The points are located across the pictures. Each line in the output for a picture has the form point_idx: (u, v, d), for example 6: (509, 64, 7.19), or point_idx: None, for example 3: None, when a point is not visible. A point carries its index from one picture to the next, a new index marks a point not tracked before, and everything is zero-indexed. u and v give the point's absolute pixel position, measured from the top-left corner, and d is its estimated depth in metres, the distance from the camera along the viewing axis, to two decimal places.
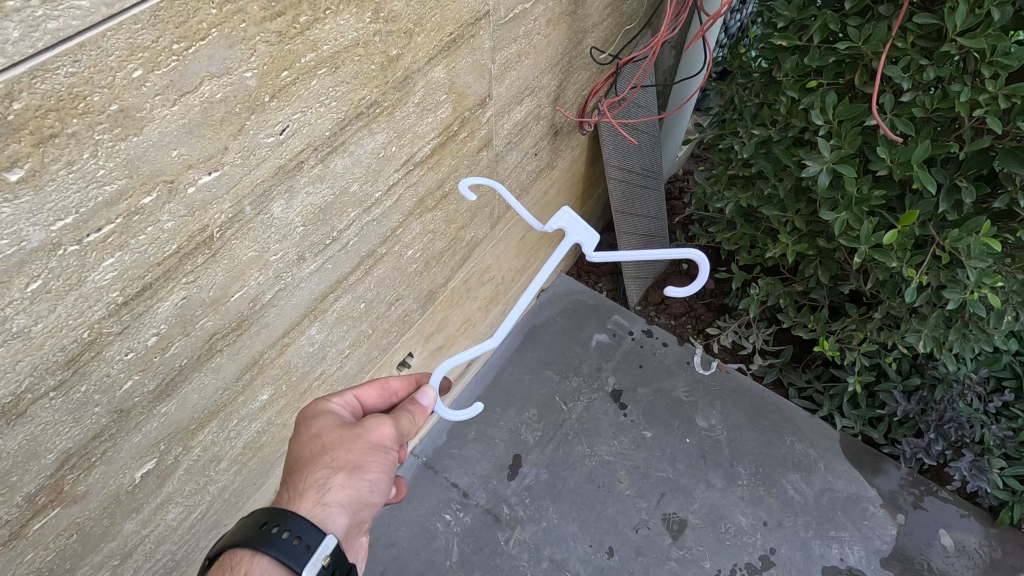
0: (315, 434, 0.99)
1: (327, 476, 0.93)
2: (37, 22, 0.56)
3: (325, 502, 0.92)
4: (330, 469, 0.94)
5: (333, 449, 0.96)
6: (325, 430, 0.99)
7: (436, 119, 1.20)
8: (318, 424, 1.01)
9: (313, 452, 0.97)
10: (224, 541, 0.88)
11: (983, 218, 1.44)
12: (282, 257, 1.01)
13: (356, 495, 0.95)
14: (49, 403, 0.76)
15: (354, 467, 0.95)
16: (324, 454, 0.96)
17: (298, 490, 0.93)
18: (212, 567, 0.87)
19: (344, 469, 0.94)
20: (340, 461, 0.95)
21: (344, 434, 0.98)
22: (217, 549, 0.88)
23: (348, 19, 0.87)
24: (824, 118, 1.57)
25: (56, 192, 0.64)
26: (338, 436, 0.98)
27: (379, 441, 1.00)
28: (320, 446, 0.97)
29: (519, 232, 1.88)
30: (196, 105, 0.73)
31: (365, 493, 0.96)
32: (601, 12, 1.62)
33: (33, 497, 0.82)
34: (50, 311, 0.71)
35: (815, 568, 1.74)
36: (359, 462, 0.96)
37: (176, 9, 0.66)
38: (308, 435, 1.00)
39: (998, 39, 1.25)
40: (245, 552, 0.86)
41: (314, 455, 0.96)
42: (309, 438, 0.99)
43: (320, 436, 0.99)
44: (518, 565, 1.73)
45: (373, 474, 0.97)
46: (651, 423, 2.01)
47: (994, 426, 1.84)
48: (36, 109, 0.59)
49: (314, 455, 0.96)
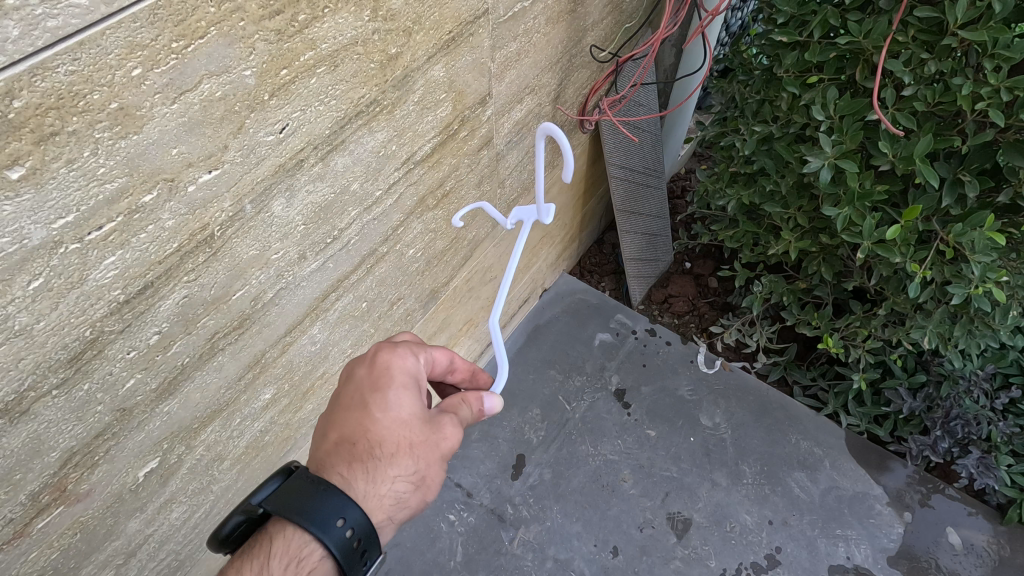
0: (403, 420, 0.96)
1: (402, 486, 0.94)
2: (37, 20, 0.56)
3: (391, 516, 0.94)
4: (408, 480, 0.94)
5: (414, 453, 0.95)
6: (413, 422, 0.96)
7: (436, 117, 1.21)
8: (405, 406, 0.97)
9: (398, 447, 0.94)
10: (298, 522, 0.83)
11: (987, 212, 1.44)
12: (284, 255, 1.01)
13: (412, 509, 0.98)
14: (52, 401, 0.77)
15: (423, 483, 0.97)
16: (408, 456, 0.94)
17: (375, 491, 0.92)
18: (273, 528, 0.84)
19: (416, 485, 0.96)
20: (419, 470, 0.96)
21: (427, 438, 0.97)
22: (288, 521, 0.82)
23: (347, 17, 0.87)
24: (825, 114, 1.57)
25: (57, 190, 0.65)
26: (423, 438, 0.96)
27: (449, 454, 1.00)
28: (405, 443, 0.95)
29: (520, 231, 1.89)
30: (196, 103, 0.74)
31: (418, 506, 1.00)
32: (601, 11, 1.62)
33: (37, 496, 0.82)
34: (52, 309, 0.71)
35: (822, 567, 1.73)
36: (429, 478, 0.98)
37: (174, 8, 0.66)
38: (393, 419, 0.96)
39: (999, 31, 1.25)
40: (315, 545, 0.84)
41: (398, 450, 0.94)
42: (396, 421, 0.95)
43: (407, 427, 0.96)
44: (522, 565, 1.72)
45: (434, 492, 1.00)
46: (655, 422, 2.00)
47: (1000, 423, 1.82)
48: (36, 107, 0.59)
49: (396, 452, 0.94)
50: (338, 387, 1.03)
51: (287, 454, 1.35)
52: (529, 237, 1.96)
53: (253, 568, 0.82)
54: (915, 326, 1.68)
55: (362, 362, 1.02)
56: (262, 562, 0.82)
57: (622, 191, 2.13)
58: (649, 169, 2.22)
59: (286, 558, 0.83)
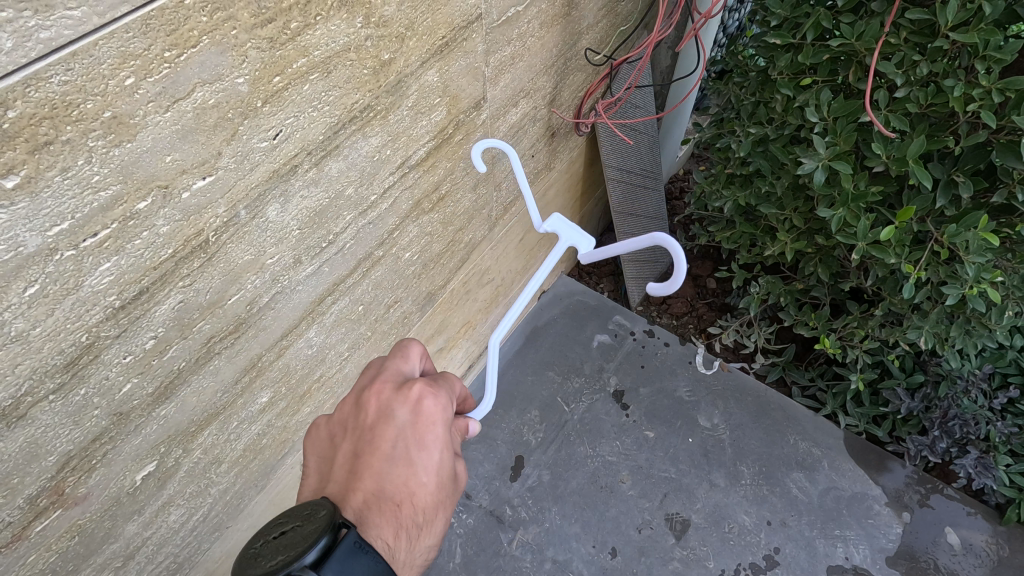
0: (440, 480, 0.94)
1: (430, 543, 0.95)
2: (30, 32, 0.57)
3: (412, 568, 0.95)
4: (435, 538, 0.96)
5: (443, 512, 0.96)
6: (447, 482, 0.95)
7: (430, 122, 1.22)
8: (442, 465, 0.94)
9: (435, 510, 0.93)
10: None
11: (982, 213, 1.44)
12: (279, 260, 1.02)
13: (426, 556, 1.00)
14: (49, 406, 0.78)
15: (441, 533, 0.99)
16: (440, 516, 0.95)
17: (411, 553, 0.91)
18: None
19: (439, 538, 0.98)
20: (444, 525, 0.97)
21: (453, 493, 0.97)
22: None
23: (340, 24, 0.88)
24: (819, 115, 1.57)
25: (52, 199, 0.66)
26: (451, 496, 0.96)
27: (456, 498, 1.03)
28: (440, 504, 0.94)
29: (518, 234, 1.89)
30: (189, 111, 0.75)
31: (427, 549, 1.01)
32: (596, 14, 1.63)
33: (34, 499, 0.83)
34: (48, 315, 0.72)
35: (820, 568, 1.73)
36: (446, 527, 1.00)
37: (167, 18, 0.67)
38: (432, 481, 0.93)
39: (990, 33, 1.25)
40: None
41: (435, 511, 0.93)
42: (434, 482, 0.93)
43: (444, 488, 0.94)
44: (521, 566, 1.73)
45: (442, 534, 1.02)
46: (654, 424, 2.00)
47: (999, 423, 1.83)
48: (30, 117, 0.60)
49: (431, 515, 0.93)
50: (370, 422, 0.95)
51: (285, 457, 1.36)
52: (526, 239, 1.97)
53: None
54: (912, 326, 1.68)
55: (402, 401, 0.94)
56: None
57: (620, 193, 2.14)
58: (646, 170, 2.22)
59: None
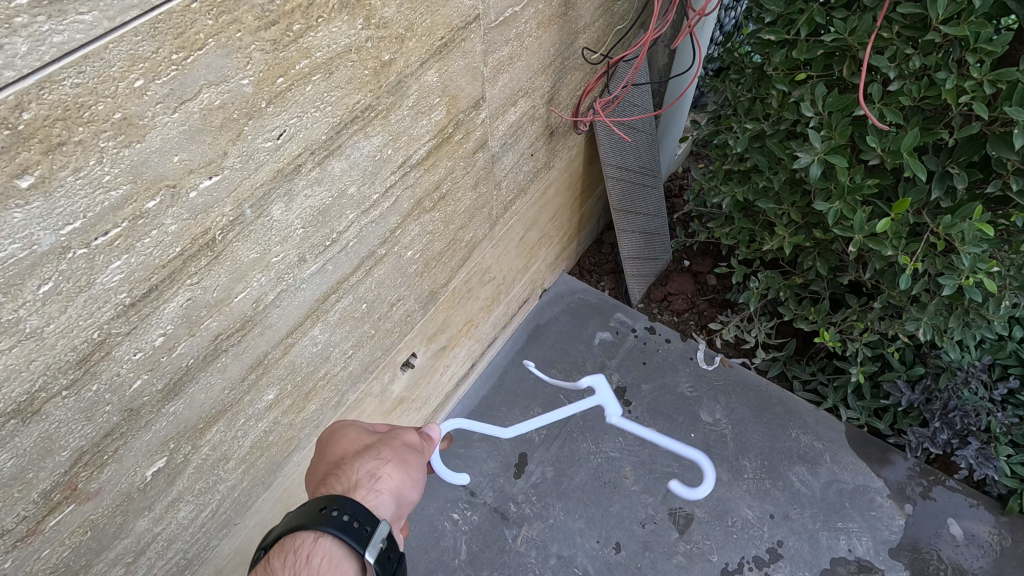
0: (356, 438, 1.17)
1: (377, 466, 1.08)
2: (43, 37, 0.59)
3: (378, 488, 1.04)
4: (379, 461, 1.09)
5: (377, 446, 1.13)
6: (364, 436, 1.17)
7: (430, 122, 1.23)
8: (355, 432, 1.18)
9: (359, 450, 1.13)
10: (288, 525, 0.93)
11: (977, 204, 1.46)
12: (284, 258, 1.04)
13: (402, 487, 1.08)
14: (62, 402, 0.80)
15: (400, 462, 1.10)
16: (371, 449, 1.12)
17: (352, 479, 1.05)
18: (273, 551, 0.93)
19: (392, 462, 1.09)
20: (386, 455, 1.11)
21: (382, 438, 1.15)
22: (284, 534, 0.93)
23: (341, 26, 0.90)
24: (814, 110, 1.59)
25: (65, 198, 0.68)
26: (378, 438, 1.15)
27: (413, 445, 1.16)
28: (366, 446, 1.13)
29: (518, 233, 1.91)
30: (196, 112, 0.77)
31: (409, 486, 1.09)
32: (592, 14, 1.65)
33: (48, 494, 0.85)
34: (61, 312, 0.74)
35: (824, 560, 1.74)
36: (404, 456, 1.12)
37: (174, 21, 0.69)
38: (347, 440, 1.16)
39: (980, 27, 1.27)
40: (309, 537, 0.92)
41: (361, 452, 1.12)
42: (351, 441, 1.16)
43: (363, 442, 1.15)
44: (526, 562, 1.74)
45: (417, 472, 1.12)
46: (656, 419, 2.02)
47: (999, 414, 1.84)
48: (44, 119, 0.62)
49: (359, 453, 1.12)
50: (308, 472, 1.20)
51: (292, 454, 1.37)
52: (527, 238, 1.99)
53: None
54: (910, 318, 1.69)
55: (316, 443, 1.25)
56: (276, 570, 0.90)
57: (619, 191, 2.16)
58: (645, 168, 2.24)
59: (289, 557, 0.91)
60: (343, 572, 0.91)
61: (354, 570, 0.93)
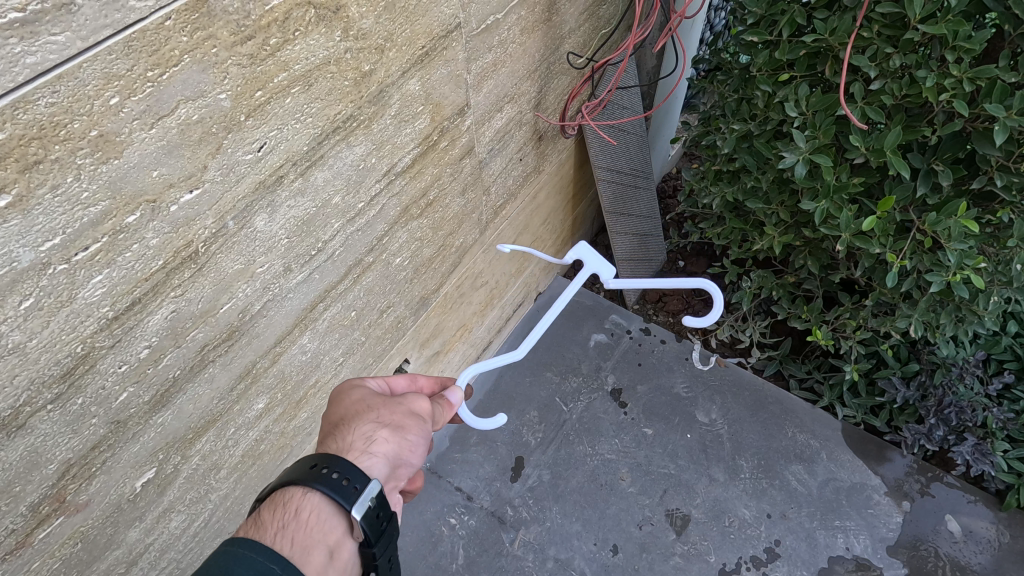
0: (360, 398, 1.11)
1: (373, 430, 1.04)
2: (16, 58, 0.60)
3: (371, 451, 1.02)
4: (376, 426, 1.05)
5: (378, 408, 1.08)
6: (368, 395, 1.11)
7: (414, 130, 1.24)
8: (360, 391, 1.13)
9: (359, 410, 1.08)
10: (280, 479, 0.94)
11: (961, 201, 1.46)
12: (269, 268, 1.05)
13: (397, 452, 1.05)
14: (48, 415, 0.81)
15: (397, 427, 1.06)
16: (370, 411, 1.07)
17: (347, 441, 1.02)
18: (264, 504, 0.93)
19: (389, 427, 1.05)
20: (386, 419, 1.06)
21: (384, 400, 1.10)
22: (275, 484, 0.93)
23: (319, 38, 0.91)
24: (799, 110, 1.60)
25: (43, 215, 0.69)
26: (380, 401, 1.10)
27: (417, 409, 1.11)
28: (364, 406, 1.08)
29: (511, 236, 1.92)
30: (173, 127, 0.78)
31: (405, 451, 1.06)
32: (577, 18, 1.66)
33: (37, 507, 0.86)
34: (44, 327, 0.75)
35: (821, 559, 1.74)
36: (400, 422, 1.07)
37: (148, 40, 0.70)
38: (349, 400, 1.11)
39: (957, 25, 1.27)
40: (299, 491, 0.93)
41: (358, 412, 1.07)
42: (353, 401, 1.11)
43: (364, 402, 1.10)
44: (523, 566, 1.75)
45: (416, 436, 1.08)
46: (652, 420, 2.02)
47: (995, 409, 1.83)
48: (19, 138, 0.63)
49: (357, 413, 1.08)
50: None
51: (285, 462, 1.39)
52: (519, 241, 2.00)
53: (258, 524, 0.89)
54: (901, 315, 1.70)
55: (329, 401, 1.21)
56: (263, 519, 0.90)
57: (611, 193, 2.17)
58: (637, 169, 2.25)
59: (276, 509, 0.91)
60: (330, 528, 0.91)
61: (343, 527, 0.93)
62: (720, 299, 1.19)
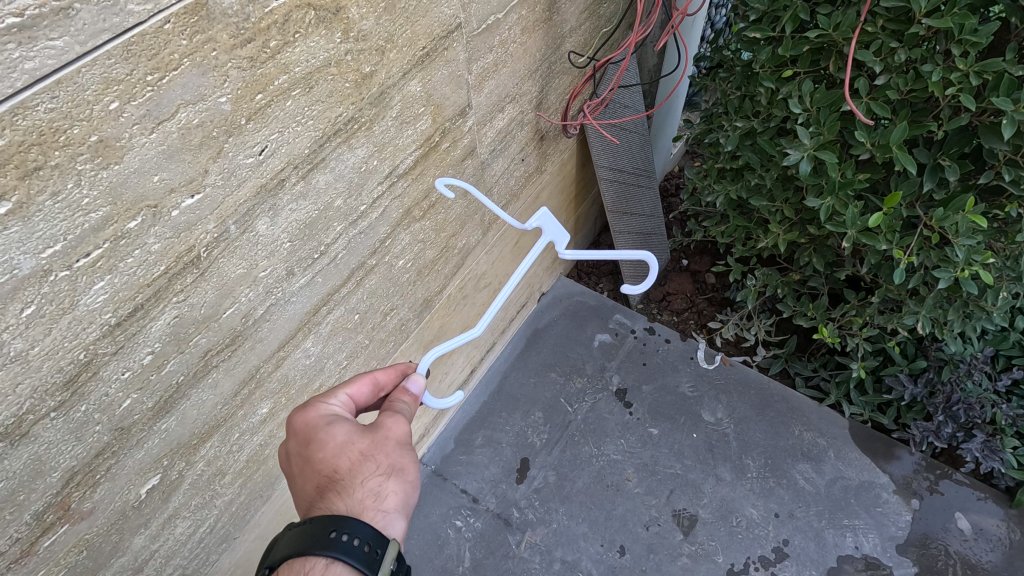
0: (345, 441, 1.02)
1: (381, 483, 0.99)
2: (14, 63, 0.60)
3: (385, 508, 0.98)
4: (380, 477, 1.00)
5: (372, 454, 1.01)
6: (354, 437, 1.02)
7: (415, 131, 1.24)
8: (340, 432, 1.03)
9: (353, 460, 1.00)
10: (294, 548, 0.88)
11: (969, 196, 1.45)
12: (271, 272, 1.04)
13: (407, 498, 1.02)
14: (50, 423, 0.80)
15: (399, 470, 1.02)
16: (367, 461, 1.01)
17: (356, 500, 0.97)
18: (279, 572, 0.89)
19: (393, 475, 1.01)
20: (386, 466, 1.01)
21: (374, 441, 1.03)
22: (290, 552, 0.88)
23: (319, 40, 0.91)
24: (802, 107, 1.59)
25: (44, 222, 0.68)
26: (370, 442, 1.02)
27: (407, 438, 1.07)
28: (357, 454, 1.01)
29: (513, 236, 1.91)
30: (173, 132, 0.77)
31: (411, 494, 1.04)
32: (578, 17, 1.65)
33: (41, 515, 0.85)
34: (46, 334, 0.74)
35: (830, 558, 1.72)
36: (401, 464, 1.03)
37: (147, 43, 0.69)
38: (335, 448, 1.01)
39: (963, 18, 1.26)
40: (318, 559, 0.88)
41: (355, 465, 1.00)
42: (337, 446, 1.01)
43: (354, 449, 1.01)
44: (530, 568, 1.74)
45: (417, 473, 1.05)
46: (657, 420, 2.01)
47: (1005, 405, 1.81)
48: (18, 145, 0.63)
49: (353, 464, 1.00)
50: (285, 464, 1.08)
51: None
52: (522, 241, 1.99)
53: None
54: (908, 311, 1.69)
55: (287, 433, 1.08)
56: None
57: (613, 193, 2.16)
58: (639, 169, 2.24)
59: None
60: None
61: None
62: (656, 269, 1.17)
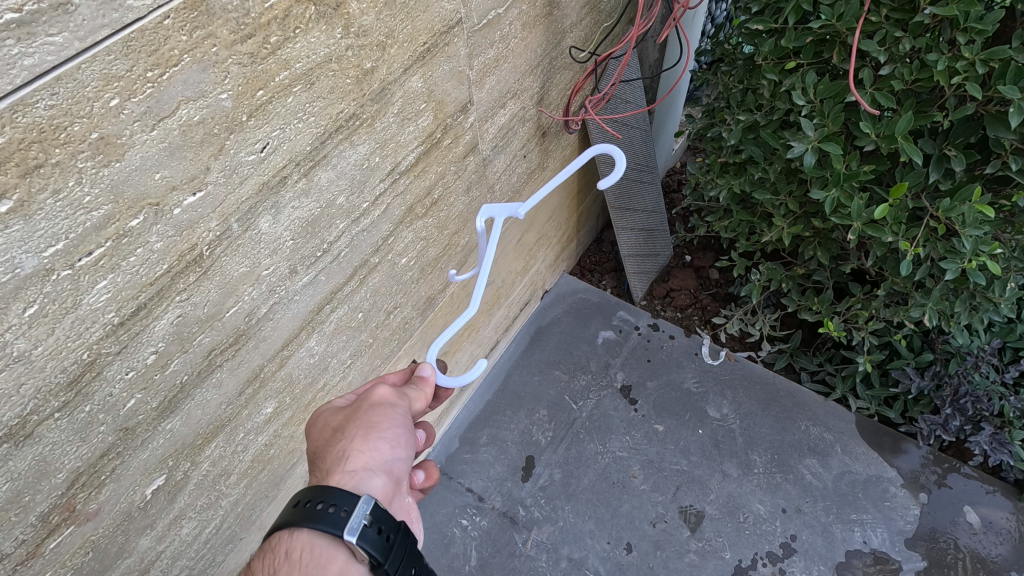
0: (327, 421, 1.04)
1: (346, 445, 0.97)
2: (14, 59, 0.59)
3: (351, 469, 0.94)
4: (348, 439, 0.98)
5: (344, 423, 1.01)
6: (333, 415, 1.04)
7: (417, 127, 1.23)
8: (324, 415, 1.06)
9: (329, 434, 1.01)
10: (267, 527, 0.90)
11: (975, 185, 1.44)
12: (274, 271, 1.04)
13: (379, 456, 0.97)
14: (55, 424, 0.79)
15: (367, 430, 0.99)
16: (339, 431, 1.00)
17: (325, 467, 0.96)
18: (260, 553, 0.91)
19: (359, 434, 0.98)
20: (354, 429, 0.99)
21: (349, 412, 1.03)
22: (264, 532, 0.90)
23: (320, 36, 0.90)
24: (806, 99, 1.58)
25: (45, 220, 0.68)
26: (345, 414, 1.03)
27: (381, 401, 1.03)
28: (333, 428, 1.02)
29: (516, 233, 1.91)
30: (174, 129, 0.77)
31: (388, 452, 0.99)
32: (578, 12, 1.65)
33: (46, 516, 0.85)
34: (49, 334, 0.74)
35: (838, 553, 1.71)
36: (371, 422, 1.00)
37: (147, 39, 0.69)
38: (318, 430, 1.04)
39: (969, 6, 1.25)
40: (287, 531, 0.88)
41: (330, 438, 1.01)
42: (321, 428, 1.04)
43: (332, 425, 1.03)
44: (537, 566, 1.73)
45: (393, 432, 1.00)
46: (663, 416, 2.00)
47: (1012, 398, 1.78)
48: (19, 142, 0.62)
49: (329, 437, 1.01)
50: None
51: (294, 467, 1.37)
52: (524, 238, 1.98)
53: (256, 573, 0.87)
54: (914, 304, 1.68)
55: None
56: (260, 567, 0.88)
57: (616, 189, 2.16)
58: (642, 164, 2.23)
59: (270, 554, 0.88)
60: (328, 559, 0.86)
61: (345, 555, 0.87)
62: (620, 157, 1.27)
